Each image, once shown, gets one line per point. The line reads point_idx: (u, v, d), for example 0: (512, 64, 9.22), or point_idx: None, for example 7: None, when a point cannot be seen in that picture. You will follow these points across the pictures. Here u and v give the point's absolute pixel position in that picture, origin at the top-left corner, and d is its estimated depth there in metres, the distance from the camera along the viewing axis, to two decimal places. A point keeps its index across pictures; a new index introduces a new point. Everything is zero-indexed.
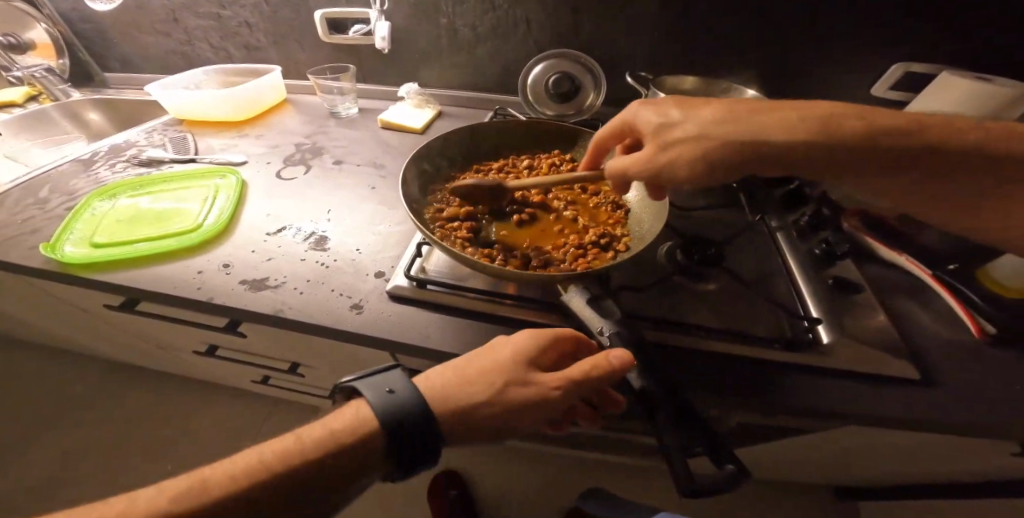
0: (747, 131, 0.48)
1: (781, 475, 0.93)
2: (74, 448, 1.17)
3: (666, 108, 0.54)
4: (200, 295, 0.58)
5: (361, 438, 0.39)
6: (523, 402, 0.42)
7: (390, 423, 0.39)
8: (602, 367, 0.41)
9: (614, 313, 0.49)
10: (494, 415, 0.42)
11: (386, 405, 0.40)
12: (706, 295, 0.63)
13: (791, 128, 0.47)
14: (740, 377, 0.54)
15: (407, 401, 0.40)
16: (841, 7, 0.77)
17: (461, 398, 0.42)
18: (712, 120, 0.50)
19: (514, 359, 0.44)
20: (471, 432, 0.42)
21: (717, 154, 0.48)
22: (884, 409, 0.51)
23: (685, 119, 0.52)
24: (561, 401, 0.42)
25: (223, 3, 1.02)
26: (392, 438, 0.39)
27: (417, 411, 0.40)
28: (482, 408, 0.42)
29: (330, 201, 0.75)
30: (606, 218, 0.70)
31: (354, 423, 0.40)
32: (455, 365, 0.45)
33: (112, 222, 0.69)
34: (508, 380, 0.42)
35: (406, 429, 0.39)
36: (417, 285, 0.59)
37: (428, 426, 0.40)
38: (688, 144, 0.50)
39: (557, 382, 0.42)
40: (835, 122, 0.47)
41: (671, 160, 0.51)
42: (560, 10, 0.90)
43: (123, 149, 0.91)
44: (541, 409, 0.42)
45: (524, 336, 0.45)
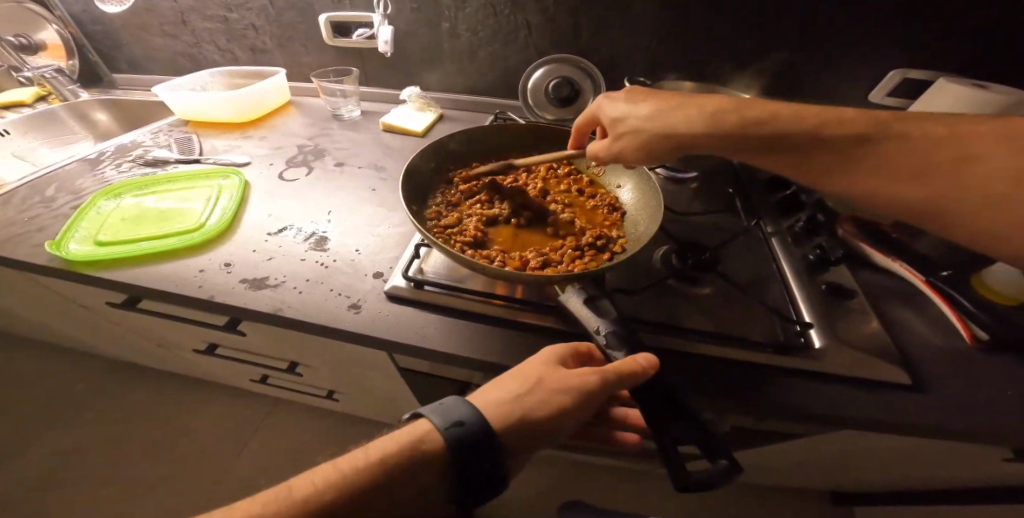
0: (674, 124, 0.53)
1: (776, 479, 0.93)
2: (76, 444, 1.18)
3: (617, 101, 0.60)
4: (201, 293, 0.59)
5: (425, 450, 0.40)
6: (562, 392, 0.43)
7: (451, 431, 0.40)
8: (634, 368, 0.43)
9: (610, 313, 0.50)
10: (538, 410, 0.43)
11: (445, 414, 0.41)
12: (700, 299, 0.63)
13: (695, 122, 0.52)
14: (732, 380, 0.55)
15: (463, 408, 0.41)
16: (839, 16, 0.78)
17: (503, 395, 0.43)
18: (650, 114, 0.56)
19: (547, 358, 0.46)
20: (522, 434, 0.42)
21: (654, 145, 0.55)
22: (874, 413, 0.52)
23: (630, 113, 0.58)
24: (599, 391, 0.43)
25: (230, 6, 1.03)
26: (454, 446, 0.40)
27: (477, 419, 0.40)
28: (525, 403, 0.43)
29: (330, 202, 0.76)
30: (605, 220, 0.70)
31: (417, 435, 0.41)
32: (495, 382, 0.46)
33: (117, 221, 0.70)
34: (544, 375, 0.44)
35: (463, 437, 0.40)
36: (415, 285, 0.59)
37: (485, 433, 0.40)
38: (631, 136, 0.57)
39: (591, 370, 0.44)
40: (727, 114, 0.51)
41: (622, 148, 0.59)
42: (561, 16, 0.91)
43: (129, 150, 0.92)
44: (581, 401, 0.43)
45: (551, 353, 0.47)
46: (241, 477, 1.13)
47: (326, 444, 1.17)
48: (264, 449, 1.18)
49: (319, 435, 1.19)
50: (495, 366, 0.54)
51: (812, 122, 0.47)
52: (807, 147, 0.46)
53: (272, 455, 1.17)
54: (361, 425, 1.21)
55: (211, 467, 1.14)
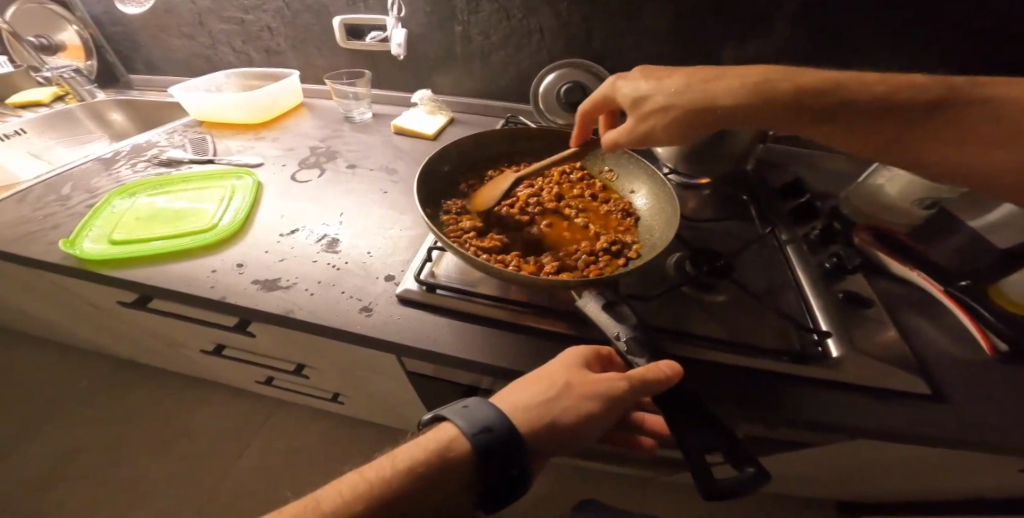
0: (716, 93, 0.57)
1: (785, 489, 0.92)
2: (85, 440, 1.19)
3: (639, 81, 0.64)
4: (213, 293, 0.59)
5: (453, 457, 0.40)
6: (589, 397, 0.42)
7: (479, 438, 0.39)
8: (658, 371, 0.42)
9: (629, 319, 0.49)
10: (564, 415, 0.42)
11: (470, 420, 0.41)
12: (714, 306, 0.63)
13: (732, 93, 0.56)
14: (748, 389, 0.54)
15: (489, 414, 0.41)
16: (857, 22, 0.78)
17: (529, 399, 0.43)
18: (674, 90, 0.60)
19: (572, 362, 0.45)
20: (548, 438, 0.41)
21: (686, 119, 0.59)
22: (889, 423, 0.51)
23: (655, 91, 0.61)
24: (628, 396, 0.42)
25: (246, 8, 1.04)
26: (482, 453, 0.39)
27: (503, 424, 0.40)
28: (552, 408, 0.42)
29: (341, 204, 0.76)
30: (619, 226, 0.69)
31: (443, 441, 0.40)
32: (514, 386, 0.45)
33: (131, 220, 0.71)
34: (571, 379, 0.43)
35: (491, 444, 0.39)
36: (427, 289, 0.59)
37: (512, 438, 0.40)
38: (660, 113, 0.60)
39: (619, 376, 0.43)
40: (760, 84, 0.54)
41: (650, 127, 0.62)
42: (575, 20, 0.91)
43: (144, 150, 0.93)
44: (609, 406, 0.42)
45: (571, 355, 0.46)
46: (247, 478, 1.13)
47: (332, 446, 1.17)
48: (269, 449, 1.18)
49: (325, 437, 1.19)
50: (507, 371, 0.54)
51: (850, 92, 0.50)
52: (851, 116, 0.50)
53: (277, 456, 1.16)
54: (367, 427, 1.21)
55: (217, 467, 1.15)
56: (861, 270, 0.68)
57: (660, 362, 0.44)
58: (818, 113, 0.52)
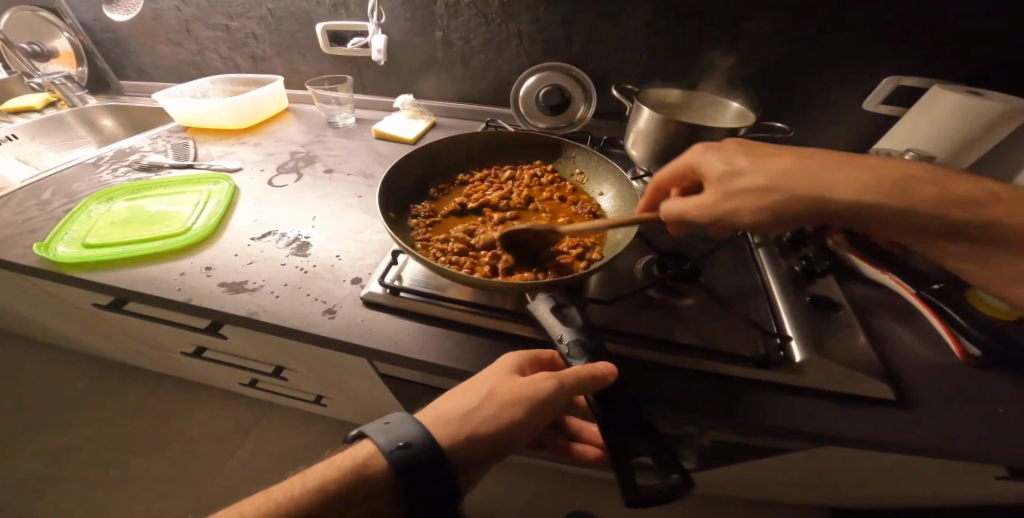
0: (812, 190, 0.48)
1: (769, 493, 0.91)
2: (73, 442, 1.20)
3: (732, 155, 0.54)
4: (180, 296, 0.60)
5: (370, 473, 0.40)
6: (514, 401, 0.42)
7: (395, 454, 0.40)
8: (589, 374, 0.42)
9: (576, 321, 0.49)
10: (491, 422, 0.42)
11: (389, 437, 0.41)
12: (679, 309, 0.63)
13: (779, 195, 0.49)
14: (710, 394, 0.54)
15: (408, 430, 0.41)
16: (829, 26, 0.78)
17: (454, 409, 0.43)
18: (781, 170, 0.50)
19: (503, 367, 0.45)
20: (473, 446, 0.42)
21: (789, 210, 0.49)
22: (852, 428, 0.51)
23: (753, 168, 0.51)
24: (555, 396, 0.42)
25: (231, 15, 1.06)
26: (397, 470, 0.40)
27: (421, 440, 0.40)
28: (477, 416, 0.42)
29: (316, 208, 0.77)
30: (587, 229, 0.69)
31: (362, 458, 0.41)
32: (450, 392, 0.45)
33: (106, 224, 0.71)
34: (497, 386, 0.43)
35: (406, 461, 0.40)
36: (391, 292, 0.59)
37: (428, 455, 0.40)
38: (752, 196, 0.50)
39: (547, 375, 0.43)
40: (808, 190, 0.48)
41: (735, 207, 0.51)
42: (552, 25, 0.91)
43: (127, 154, 0.94)
44: (537, 407, 0.42)
45: (508, 357, 0.46)
46: (231, 481, 1.13)
47: (317, 449, 1.18)
48: (254, 452, 1.18)
49: (309, 440, 1.19)
50: (467, 374, 0.54)
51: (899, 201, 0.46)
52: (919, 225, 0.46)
53: (261, 459, 1.17)
54: (351, 430, 1.21)
55: (203, 468, 1.15)
56: (831, 274, 0.68)
57: (597, 362, 0.44)
58: (839, 213, 0.48)
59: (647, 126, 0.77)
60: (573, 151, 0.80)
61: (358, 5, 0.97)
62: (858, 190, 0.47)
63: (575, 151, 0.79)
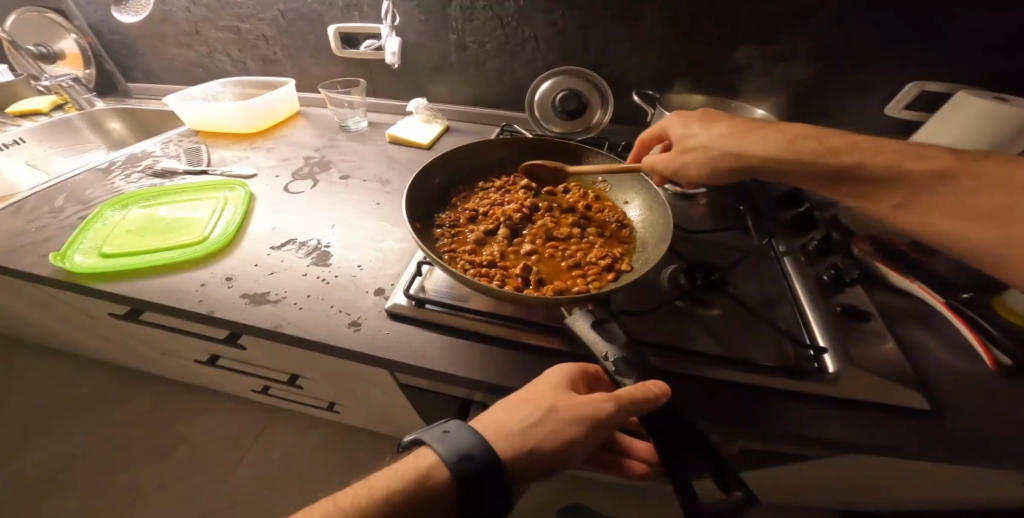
0: (738, 147, 0.57)
1: (789, 500, 0.90)
2: (82, 448, 1.19)
3: (691, 121, 0.64)
4: (201, 307, 0.59)
5: (432, 485, 0.39)
6: (572, 420, 0.41)
7: (458, 466, 0.39)
8: (645, 394, 0.41)
9: (619, 338, 0.48)
10: (549, 440, 0.41)
11: (451, 447, 0.40)
12: (710, 321, 0.62)
13: (722, 154, 0.58)
14: (742, 405, 0.53)
15: (470, 441, 0.40)
16: (853, 30, 0.77)
17: (511, 424, 0.42)
18: (722, 135, 0.59)
19: (557, 383, 0.44)
20: (532, 464, 0.41)
21: (721, 164, 0.58)
22: (888, 440, 0.50)
23: (701, 132, 0.62)
24: (613, 417, 0.41)
25: (241, 17, 1.04)
26: (461, 482, 0.39)
27: (484, 452, 0.39)
28: (535, 433, 0.42)
29: (334, 216, 0.76)
30: (613, 238, 0.68)
31: (422, 469, 0.40)
32: (502, 407, 0.44)
33: (122, 232, 0.70)
34: (553, 403, 0.43)
35: (469, 473, 0.39)
36: (417, 303, 0.58)
37: (491, 467, 0.39)
38: (696, 152, 0.61)
39: (605, 396, 0.42)
40: (745, 151, 0.56)
41: (684, 162, 0.62)
42: (569, 28, 0.90)
43: (140, 159, 0.93)
44: (595, 427, 0.42)
45: (556, 374, 0.45)
46: (242, 487, 1.12)
47: (329, 455, 1.17)
48: (265, 459, 1.17)
49: (322, 446, 1.18)
50: (497, 388, 0.53)
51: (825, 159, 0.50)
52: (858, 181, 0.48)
53: (273, 465, 1.16)
54: (363, 436, 1.20)
55: (214, 474, 1.14)
56: (860, 283, 0.67)
57: (648, 381, 0.43)
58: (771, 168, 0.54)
59: None
60: (595, 158, 0.78)
61: (370, 7, 0.96)
62: (782, 149, 0.53)
63: (598, 158, 0.78)
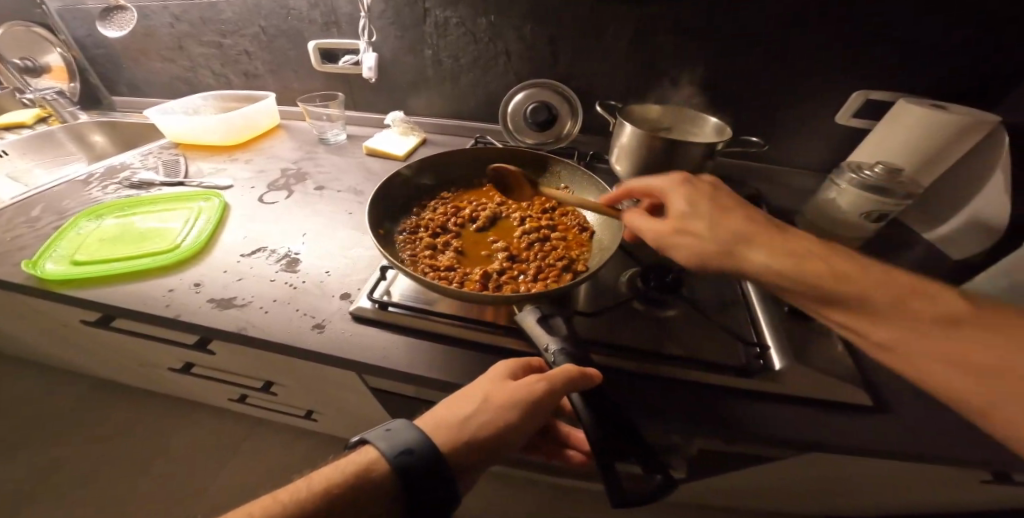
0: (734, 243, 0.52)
1: (759, 501, 0.91)
2: (56, 462, 1.17)
3: (696, 198, 0.57)
4: (168, 312, 0.60)
5: (375, 478, 0.41)
6: (508, 405, 0.43)
7: (399, 459, 0.41)
8: (576, 376, 0.44)
9: (561, 331, 0.50)
10: (488, 427, 0.43)
11: (393, 442, 0.42)
12: (665, 321, 0.64)
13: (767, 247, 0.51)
14: (692, 402, 0.55)
15: (412, 437, 0.42)
16: (805, 44, 0.81)
17: (452, 416, 0.44)
18: (727, 220, 0.53)
19: (496, 374, 0.47)
20: (472, 452, 0.43)
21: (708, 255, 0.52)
22: (829, 433, 0.52)
23: (692, 215, 0.55)
24: (547, 398, 0.43)
25: (225, 32, 1.07)
26: (401, 475, 0.40)
27: (425, 446, 0.41)
28: (473, 422, 0.43)
29: (305, 225, 0.77)
30: (574, 242, 0.71)
31: (365, 462, 0.42)
32: (445, 402, 0.46)
33: (95, 240, 0.72)
34: (492, 391, 0.45)
35: (411, 467, 0.40)
36: (380, 307, 0.60)
37: (434, 462, 0.41)
38: (694, 235, 0.53)
39: (538, 377, 0.44)
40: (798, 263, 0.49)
41: (679, 243, 0.54)
42: (539, 43, 0.94)
43: (118, 171, 0.94)
44: (532, 410, 0.43)
45: (496, 368, 0.47)
46: (219, 498, 1.11)
47: (307, 466, 1.16)
48: (242, 470, 1.16)
49: (300, 456, 1.18)
50: (454, 386, 0.55)
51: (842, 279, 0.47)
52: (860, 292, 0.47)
53: (250, 476, 1.15)
54: (340, 444, 1.20)
55: (188, 487, 1.13)
56: None
57: (584, 367, 0.47)
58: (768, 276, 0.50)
59: (630, 142, 0.78)
60: (559, 167, 0.81)
61: (349, 24, 0.99)
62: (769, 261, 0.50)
63: (560, 166, 0.81)
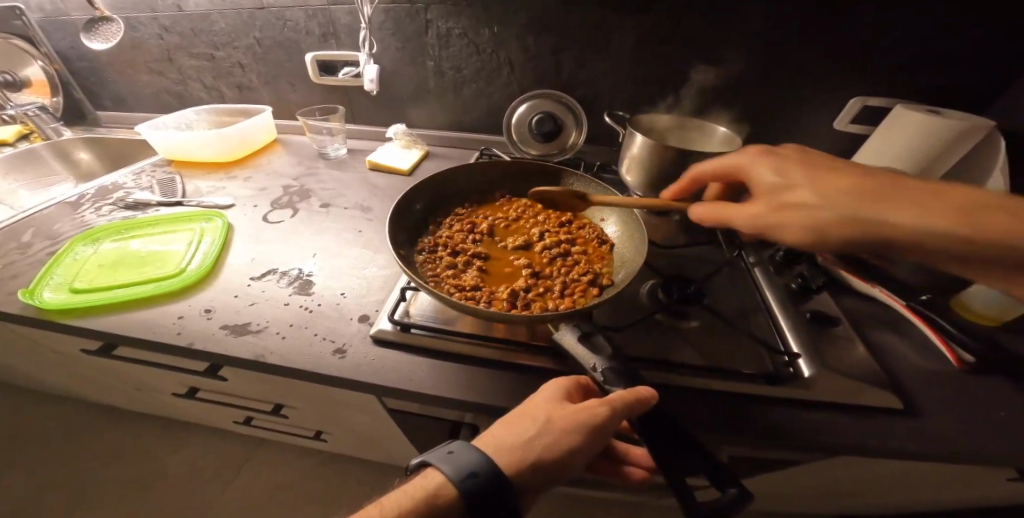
0: (764, 227, 0.51)
1: (787, 508, 0.91)
2: (46, 494, 1.11)
3: (783, 168, 0.52)
4: (180, 341, 0.58)
5: (442, 503, 0.40)
6: (569, 429, 0.42)
7: (466, 483, 0.40)
8: (637, 400, 0.42)
9: (604, 350, 0.50)
10: (550, 450, 0.42)
11: (456, 465, 0.41)
12: (692, 333, 0.64)
13: (790, 225, 0.49)
14: (731, 416, 0.54)
15: (474, 459, 0.41)
16: (808, 53, 0.83)
17: (512, 438, 0.43)
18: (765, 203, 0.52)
19: (552, 395, 0.46)
20: (534, 475, 0.42)
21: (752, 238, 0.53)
22: (869, 442, 0.52)
23: (803, 185, 0.50)
24: (609, 422, 0.42)
25: (216, 44, 1.04)
26: (470, 499, 0.39)
27: (489, 468, 0.40)
28: (535, 445, 0.42)
29: (315, 245, 0.76)
30: (594, 255, 0.70)
31: (431, 488, 0.41)
32: (502, 422, 0.45)
33: (95, 266, 0.68)
34: (552, 414, 0.44)
35: (478, 490, 0.39)
36: (401, 328, 0.59)
37: (500, 484, 0.40)
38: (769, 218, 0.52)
39: (598, 401, 0.43)
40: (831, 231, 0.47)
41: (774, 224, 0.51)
42: (544, 53, 0.93)
43: (110, 192, 0.91)
44: (593, 434, 0.43)
45: (552, 388, 0.46)
46: None
47: (317, 487, 1.13)
48: (246, 495, 1.12)
49: (308, 478, 1.14)
50: (487, 409, 0.53)
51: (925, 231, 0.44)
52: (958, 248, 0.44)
53: (256, 502, 1.11)
54: (350, 464, 1.17)
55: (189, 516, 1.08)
56: (826, 291, 0.71)
57: (637, 387, 0.45)
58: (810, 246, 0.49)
59: (642, 151, 0.78)
60: (572, 179, 0.81)
61: (349, 36, 0.97)
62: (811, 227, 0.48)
63: (574, 178, 0.81)
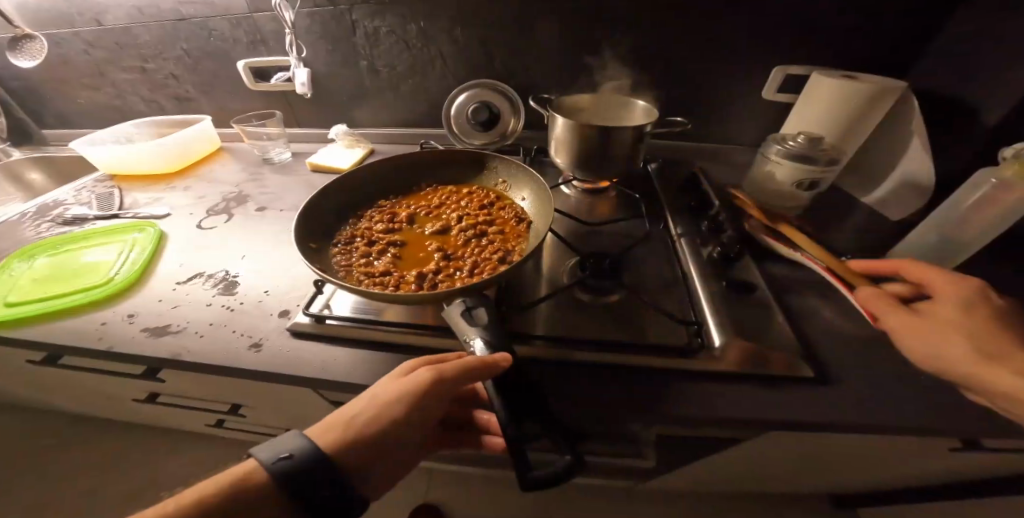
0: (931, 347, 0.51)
1: (747, 483, 0.90)
2: (28, 506, 1.16)
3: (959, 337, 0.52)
4: (101, 345, 0.60)
5: (254, 486, 0.42)
6: (397, 397, 0.45)
7: (279, 465, 0.42)
8: (462, 365, 0.45)
9: (484, 321, 0.51)
10: (378, 419, 0.45)
11: (275, 449, 0.43)
12: (610, 308, 0.64)
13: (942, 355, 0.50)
14: (639, 389, 0.55)
15: (296, 442, 0.43)
16: (720, 24, 0.83)
17: (345, 414, 0.46)
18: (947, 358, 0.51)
19: (396, 373, 0.49)
20: (362, 444, 0.45)
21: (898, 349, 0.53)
22: (769, 405, 0.52)
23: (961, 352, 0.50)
24: (433, 388, 0.45)
25: (146, 57, 1.07)
26: (282, 479, 0.41)
27: (309, 448, 0.43)
28: (363, 416, 0.45)
29: (247, 246, 0.78)
30: (510, 234, 0.72)
31: (248, 470, 0.43)
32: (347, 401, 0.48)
33: (28, 281, 0.71)
34: (386, 387, 0.47)
35: (294, 470, 0.42)
36: (317, 320, 0.60)
37: (316, 463, 0.42)
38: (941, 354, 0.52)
39: (427, 370, 0.46)
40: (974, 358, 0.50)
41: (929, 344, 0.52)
42: (467, 43, 0.94)
43: (52, 209, 0.94)
44: (419, 401, 0.45)
45: (399, 366, 0.50)
46: None
47: None
48: None
49: None
50: None
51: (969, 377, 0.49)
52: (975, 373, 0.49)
53: None
54: None
55: None
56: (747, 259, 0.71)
57: (492, 353, 0.48)
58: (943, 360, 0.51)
59: (563, 132, 0.79)
60: (494, 161, 0.82)
61: (276, 41, 0.99)
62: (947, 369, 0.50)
63: (496, 161, 0.82)
